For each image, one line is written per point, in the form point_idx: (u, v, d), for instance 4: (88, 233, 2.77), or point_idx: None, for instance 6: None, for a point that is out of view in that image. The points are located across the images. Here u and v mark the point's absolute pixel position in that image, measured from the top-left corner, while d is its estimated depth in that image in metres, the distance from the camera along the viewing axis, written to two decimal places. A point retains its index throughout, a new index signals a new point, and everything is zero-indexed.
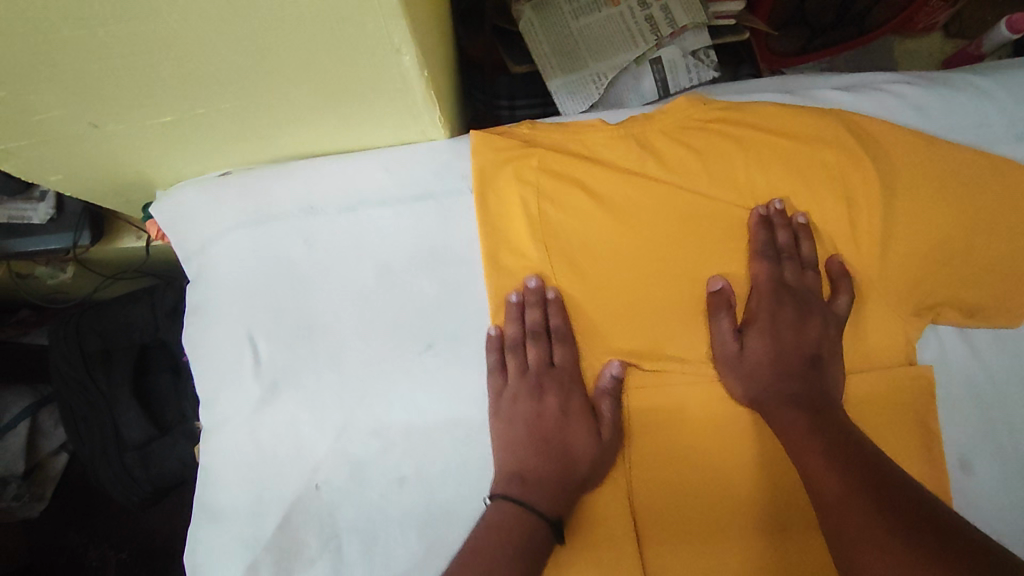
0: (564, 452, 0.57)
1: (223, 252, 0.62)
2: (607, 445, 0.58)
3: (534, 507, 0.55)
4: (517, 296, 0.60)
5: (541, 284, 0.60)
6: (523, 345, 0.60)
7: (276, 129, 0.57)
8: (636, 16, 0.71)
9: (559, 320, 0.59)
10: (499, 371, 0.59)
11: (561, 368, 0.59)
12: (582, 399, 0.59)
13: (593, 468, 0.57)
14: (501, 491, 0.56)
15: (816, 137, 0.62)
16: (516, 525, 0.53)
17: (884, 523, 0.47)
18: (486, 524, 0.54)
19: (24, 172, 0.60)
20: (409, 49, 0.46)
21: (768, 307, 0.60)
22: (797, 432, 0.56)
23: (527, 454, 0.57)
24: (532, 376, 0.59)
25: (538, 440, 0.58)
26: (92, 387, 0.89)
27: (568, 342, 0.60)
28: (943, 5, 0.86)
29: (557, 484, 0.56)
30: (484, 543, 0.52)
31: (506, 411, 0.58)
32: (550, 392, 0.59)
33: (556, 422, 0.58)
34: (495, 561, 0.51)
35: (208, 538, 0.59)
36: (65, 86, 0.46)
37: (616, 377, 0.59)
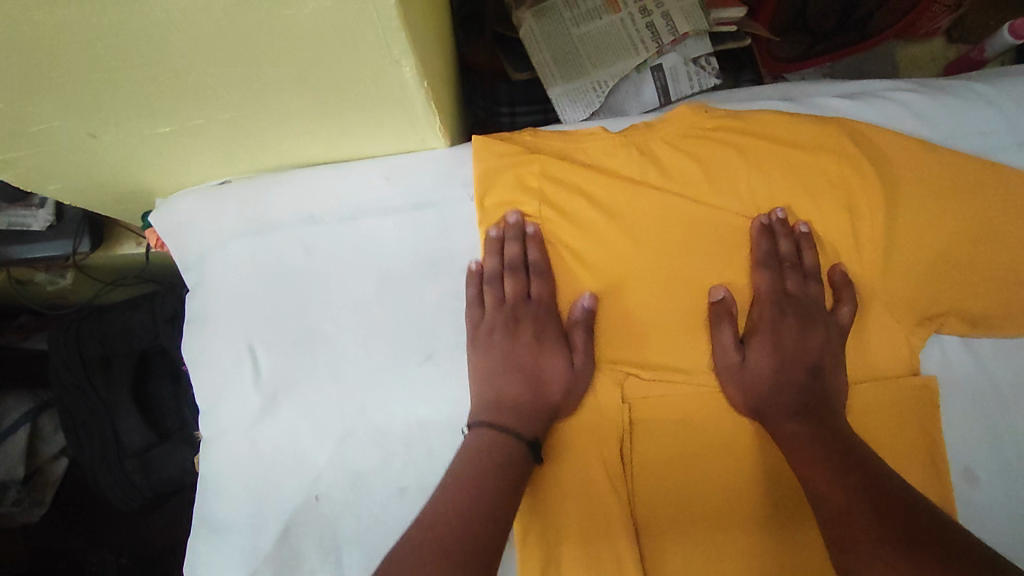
0: (538, 379, 0.59)
1: (223, 262, 0.62)
2: (579, 371, 0.59)
3: (513, 430, 0.55)
4: (497, 232, 0.61)
5: (520, 219, 0.61)
6: (501, 278, 0.61)
7: (276, 138, 0.57)
8: (637, 23, 0.71)
9: (537, 254, 0.61)
10: (477, 306, 0.60)
11: (537, 301, 0.61)
12: (557, 329, 0.60)
13: (565, 396, 0.58)
14: (480, 419, 0.56)
15: (818, 147, 0.62)
16: (495, 445, 0.54)
17: (886, 536, 0.47)
18: (467, 450, 0.55)
19: (23, 182, 0.59)
20: (408, 60, 0.45)
21: (769, 318, 0.60)
22: (800, 443, 0.55)
23: (503, 383, 0.58)
24: (508, 308, 0.60)
25: (513, 368, 0.59)
26: (91, 393, 0.89)
27: (545, 276, 0.61)
28: (945, 10, 0.86)
29: (532, 412, 0.57)
30: (467, 466, 0.53)
31: (482, 342, 0.59)
32: (525, 323, 0.60)
33: (531, 353, 0.60)
34: (482, 480, 0.52)
35: (209, 550, 0.58)
36: (64, 98, 0.46)
37: (588, 310, 0.60)
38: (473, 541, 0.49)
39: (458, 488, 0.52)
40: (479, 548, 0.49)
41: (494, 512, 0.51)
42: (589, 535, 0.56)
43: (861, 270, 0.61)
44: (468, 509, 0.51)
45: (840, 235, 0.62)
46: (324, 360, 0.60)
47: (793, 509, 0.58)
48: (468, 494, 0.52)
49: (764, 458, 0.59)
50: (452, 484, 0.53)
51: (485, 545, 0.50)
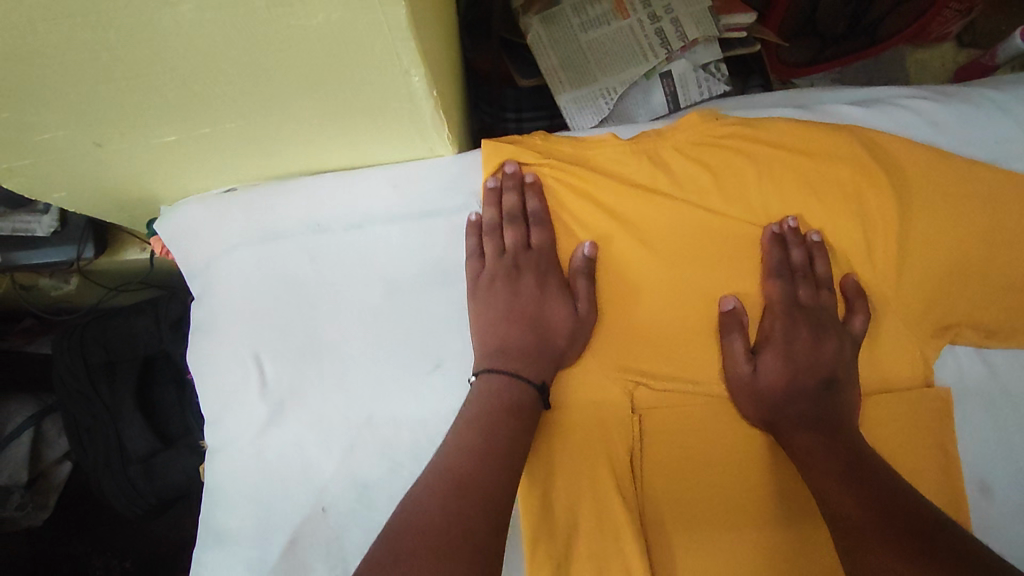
0: (542, 325, 0.58)
1: (229, 271, 0.61)
2: (584, 319, 0.59)
3: (520, 375, 0.56)
4: (495, 181, 0.61)
5: (518, 169, 0.61)
6: (500, 228, 0.60)
7: (283, 147, 0.57)
8: (646, 28, 0.70)
9: (536, 202, 0.60)
10: (477, 257, 0.60)
11: (538, 250, 0.60)
12: (559, 279, 0.60)
13: (570, 342, 0.58)
14: (487, 366, 0.56)
15: (831, 155, 0.61)
16: (507, 389, 0.55)
17: (901, 550, 0.46)
18: (476, 396, 0.55)
19: (27, 190, 0.59)
20: (418, 69, 0.45)
21: (782, 327, 0.59)
22: (814, 455, 0.54)
23: (507, 331, 0.58)
24: (509, 257, 0.59)
25: (517, 316, 0.58)
26: (96, 399, 0.88)
27: (545, 224, 0.60)
28: (956, 14, 0.86)
29: (538, 357, 0.57)
30: (477, 413, 0.53)
31: (485, 291, 0.59)
32: (526, 272, 0.60)
33: (533, 301, 0.59)
34: (494, 427, 0.53)
35: (214, 561, 0.57)
36: (69, 107, 0.45)
37: (588, 257, 0.59)
38: (488, 486, 0.50)
39: (472, 436, 0.52)
40: (495, 492, 0.50)
41: (507, 455, 0.52)
42: (599, 547, 0.55)
43: (874, 279, 0.61)
44: (481, 454, 0.51)
45: (853, 243, 0.61)
46: (331, 369, 0.59)
47: (805, 521, 0.57)
48: (480, 440, 0.52)
49: (776, 470, 0.58)
50: (466, 430, 0.53)
51: (502, 489, 0.50)
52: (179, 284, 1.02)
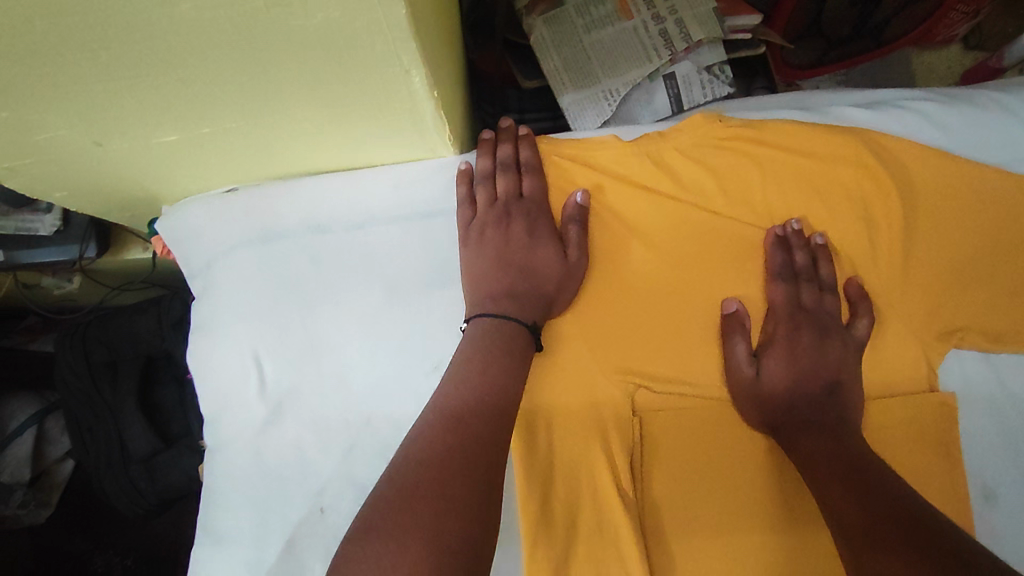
0: (531, 272, 0.58)
1: (229, 271, 0.61)
2: (574, 265, 0.58)
3: (511, 317, 0.55)
4: (491, 135, 0.62)
5: (513, 124, 0.62)
6: (493, 177, 0.61)
7: (284, 147, 0.56)
8: (650, 30, 0.69)
9: (529, 151, 0.61)
10: (469, 205, 0.60)
11: (530, 198, 0.60)
12: (550, 227, 0.59)
13: (559, 290, 0.58)
14: (478, 311, 0.56)
15: (835, 158, 0.61)
16: (497, 328, 0.55)
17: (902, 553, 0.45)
18: (468, 337, 0.55)
19: (28, 190, 0.59)
20: (418, 69, 0.45)
21: (785, 331, 0.59)
22: (818, 461, 0.54)
23: (497, 277, 0.57)
24: (500, 205, 0.59)
25: (507, 262, 0.58)
26: (98, 400, 0.89)
27: (537, 172, 0.60)
28: (964, 16, 0.84)
29: (529, 300, 0.57)
30: (470, 351, 0.54)
31: (476, 238, 0.59)
32: (518, 219, 0.59)
33: (523, 247, 0.58)
34: (484, 363, 0.53)
35: (212, 559, 0.57)
36: (68, 107, 0.45)
37: (580, 205, 0.59)
38: (486, 417, 0.50)
39: (465, 370, 0.52)
40: (493, 422, 0.50)
41: (502, 390, 0.52)
42: (601, 555, 0.55)
43: (876, 284, 0.60)
44: (478, 387, 0.51)
45: (858, 246, 0.61)
46: (331, 368, 0.59)
47: (810, 529, 0.56)
48: (475, 374, 0.52)
49: (779, 474, 0.58)
50: (461, 364, 0.53)
51: (498, 417, 0.50)
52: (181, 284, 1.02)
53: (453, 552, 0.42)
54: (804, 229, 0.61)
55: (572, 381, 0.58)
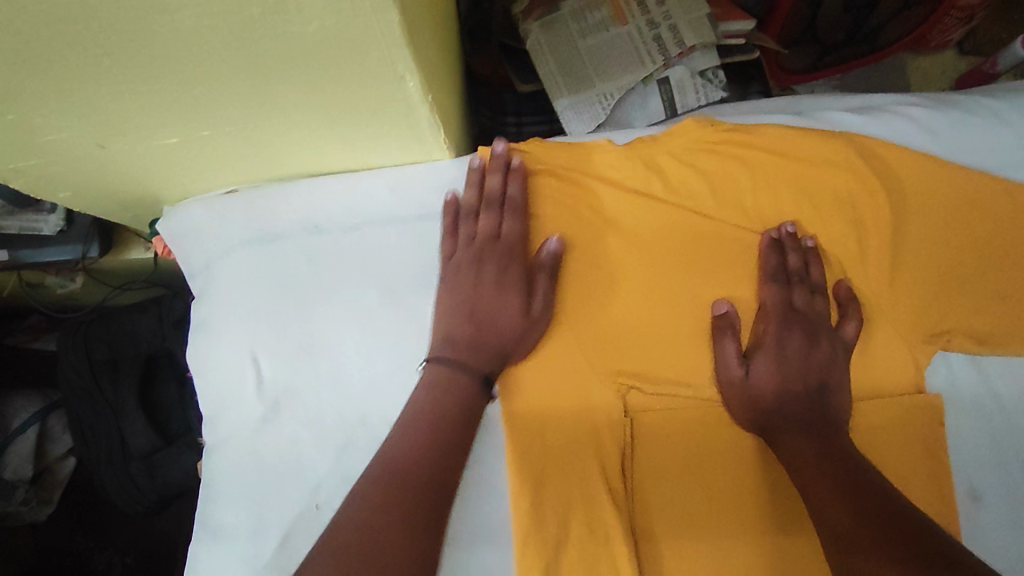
0: (490, 322, 0.58)
1: (229, 270, 0.62)
2: (536, 317, 0.58)
3: (466, 368, 0.56)
4: (481, 164, 0.62)
5: (507, 152, 0.61)
6: (476, 214, 0.61)
7: (282, 150, 0.57)
8: (644, 35, 0.70)
9: (517, 188, 0.61)
10: (451, 235, 0.61)
11: (506, 240, 0.60)
12: (521, 271, 0.59)
13: (518, 340, 0.58)
14: (437, 355, 0.57)
15: (825, 162, 0.62)
16: (450, 380, 0.56)
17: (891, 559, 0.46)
18: (424, 385, 0.56)
19: (33, 190, 0.60)
20: (413, 75, 0.46)
21: (776, 332, 0.59)
22: (805, 461, 0.54)
23: (460, 320, 0.58)
24: (476, 244, 0.60)
25: (468, 309, 0.58)
26: (98, 397, 0.90)
27: (520, 213, 0.60)
28: (957, 22, 0.86)
29: (486, 349, 0.57)
30: (423, 402, 0.55)
31: (450, 276, 0.60)
32: (489, 261, 0.60)
33: (488, 294, 0.59)
34: (433, 416, 0.55)
35: (209, 555, 0.58)
36: (72, 110, 0.47)
37: (552, 252, 0.59)
38: (430, 473, 0.53)
39: (415, 423, 0.54)
40: (436, 478, 0.53)
41: (447, 446, 0.54)
42: (592, 554, 0.55)
43: (865, 286, 0.61)
44: (429, 440, 0.54)
45: (848, 248, 0.61)
46: (327, 368, 0.60)
47: (798, 529, 0.57)
48: (423, 428, 0.54)
49: (769, 476, 0.58)
50: (411, 416, 0.55)
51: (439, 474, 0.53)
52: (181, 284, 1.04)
53: None
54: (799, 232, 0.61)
55: (562, 381, 0.58)
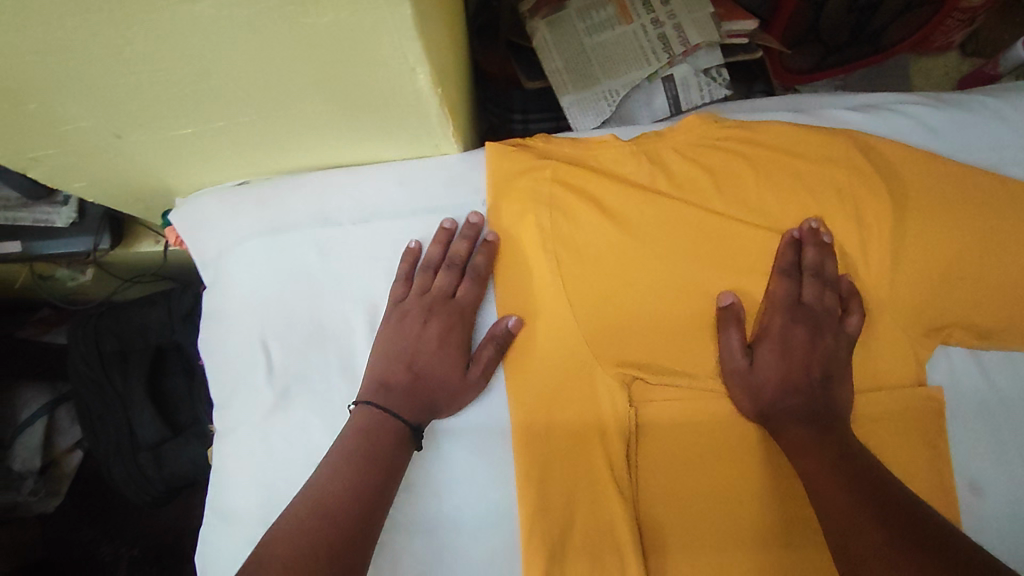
0: (426, 376, 0.59)
1: (241, 260, 0.64)
2: (468, 383, 0.59)
3: (397, 413, 0.56)
4: (452, 224, 0.63)
5: (479, 223, 0.63)
6: (435, 269, 0.62)
7: (294, 142, 0.59)
8: (649, 33, 0.71)
9: (483, 260, 0.62)
10: (404, 282, 0.62)
11: (458, 303, 0.61)
12: (464, 338, 0.60)
13: (450, 401, 0.59)
14: (367, 399, 0.57)
15: (827, 158, 0.63)
16: (380, 427, 0.55)
17: (892, 545, 0.46)
18: (353, 427, 0.55)
19: (50, 179, 0.61)
20: (423, 68, 0.47)
21: (781, 322, 0.60)
22: (805, 450, 0.55)
23: (394, 369, 0.59)
24: (428, 297, 0.61)
25: (405, 359, 0.59)
26: (108, 388, 0.91)
27: (480, 282, 0.62)
28: (959, 24, 0.87)
29: (419, 399, 0.58)
30: (354, 446, 0.54)
31: (394, 322, 0.60)
32: (437, 317, 0.60)
33: (429, 349, 0.59)
34: (362, 460, 0.53)
35: (219, 539, 0.59)
36: (92, 99, 0.48)
37: (507, 330, 0.60)
38: (351, 526, 0.50)
39: (344, 466, 0.53)
40: (361, 524, 0.51)
41: (376, 491, 0.53)
42: (595, 540, 0.57)
43: (866, 281, 0.62)
44: (356, 488, 0.52)
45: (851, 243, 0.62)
46: (338, 356, 0.61)
47: (799, 519, 0.58)
48: (354, 470, 0.53)
49: (772, 466, 0.59)
50: (338, 461, 0.53)
51: (370, 517, 0.51)
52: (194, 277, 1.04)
53: None
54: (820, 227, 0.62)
55: (567, 371, 0.60)
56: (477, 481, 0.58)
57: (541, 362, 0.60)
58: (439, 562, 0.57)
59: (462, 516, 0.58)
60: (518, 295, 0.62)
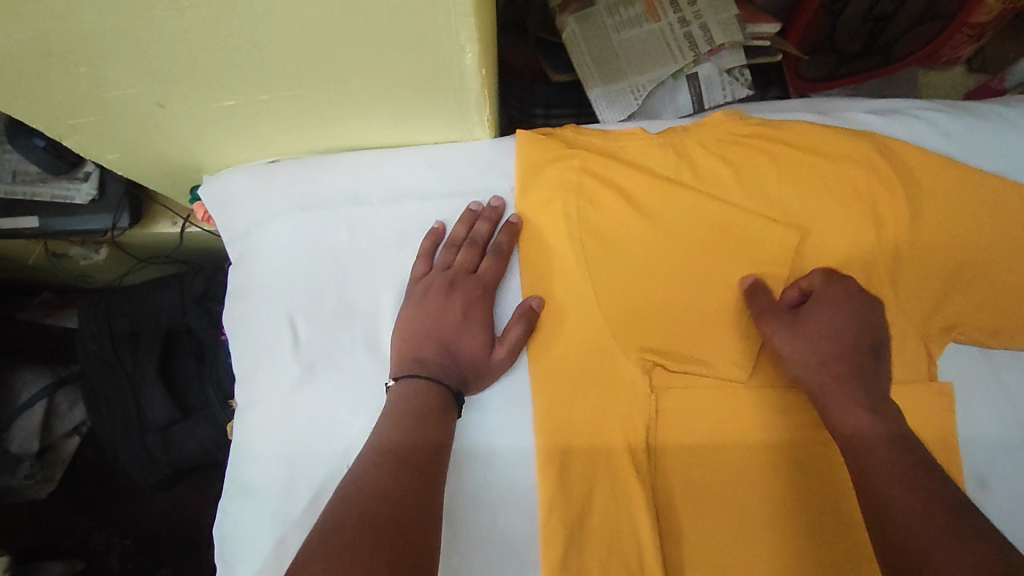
0: (454, 351, 0.59)
1: (271, 235, 0.64)
2: (494, 362, 0.59)
3: (442, 380, 0.57)
4: (477, 206, 0.65)
5: (502, 204, 0.65)
6: (458, 246, 0.63)
7: (332, 119, 0.60)
8: (676, 31, 0.74)
9: (505, 237, 0.63)
10: (425, 260, 0.63)
11: (480, 278, 0.62)
12: (487, 313, 0.61)
13: (477, 376, 0.59)
14: (409, 372, 0.57)
15: (847, 159, 0.65)
16: (426, 394, 0.56)
17: (920, 514, 0.47)
18: (400, 395, 0.56)
19: (84, 149, 0.62)
20: (472, 46, 0.48)
21: (840, 286, 0.60)
22: (848, 402, 0.56)
23: (425, 344, 0.59)
24: (450, 273, 0.62)
25: (434, 334, 0.60)
26: (118, 367, 0.90)
27: (502, 258, 0.63)
28: (968, 40, 0.89)
29: (454, 371, 0.58)
30: (406, 410, 0.55)
31: (418, 296, 0.61)
32: (459, 292, 0.61)
33: (453, 325, 0.60)
34: (422, 413, 0.55)
35: (239, 512, 0.59)
36: (143, 66, 0.49)
37: (533, 309, 0.61)
38: (423, 468, 0.51)
39: (405, 420, 0.54)
40: (428, 470, 0.52)
41: (438, 446, 0.54)
42: (613, 522, 0.57)
43: (885, 275, 0.63)
44: (421, 439, 0.53)
45: (874, 237, 0.63)
46: (363, 331, 0.62)
47: (819, 507, 0.59)
48: (412, 425, 0.54)
49: (788, 457, 0.60)
50: (394, 419, 0.54)
51: (435, 465, 0.53)
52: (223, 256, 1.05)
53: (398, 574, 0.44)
54: (841, 228, 0.63)
55: (591, 354, 0.60)
56: (498, 460, 0.59)
57: (566, 344, 0.61)
58: (456, 539, 0.57)
59: (482, 495, 0.58)
60: (544, 279, 0.63)
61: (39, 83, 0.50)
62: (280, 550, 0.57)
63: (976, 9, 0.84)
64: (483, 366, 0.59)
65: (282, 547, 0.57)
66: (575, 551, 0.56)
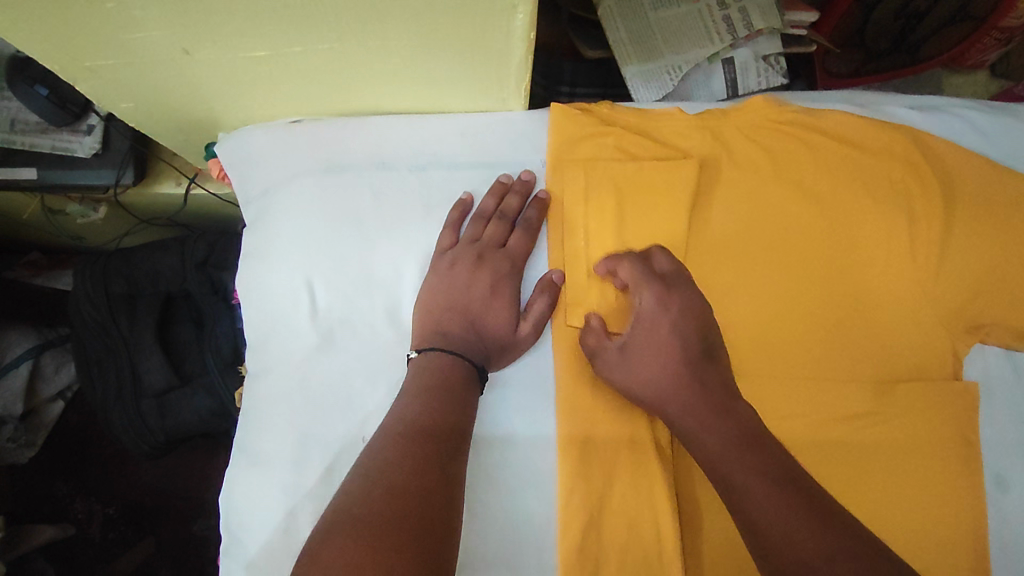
0: (480, 325, 0.58)
1: (292, 199, 0.62)
2: (519, 337, 0.58)
3: (466, 356, 0.55)
4: (506, 179, 0.63)
5: (532, 180, 0.63)
6: (487, 219, 0.61)
7: (363, 77, 0.57)
8: (714, 14, 0.73)
9: (534, 213, 0.61)
10: (452, 232, 0.61)
11: (508, 252, 0.61)
12: (514, 289, 0.60)
13: (500, 352, 0.58)
14: (431, 345, 0.56)
15: (885, 153, 0.64)
16: (446, 368, 0.54)
17: (784, 515, 0.46)
18: (422, 366, 0.54)
19: (98, 94, 0.59)
20: (525, 6, 0.46)
21: (648, 298, 0.56)
22: (691, 396, 0.52)
23: (448, 318, 0.58)
24: (477, 245, 0.60)
25: (459, 308, 0.58)
26: (113, 332, 0.87)
27: (530, 234, 0.61)
28: (994, 44, 0.90)
29: (476, 345, 0.57)
30: (431, 382, 0.53)
31: (445, 269, 0.60)
32: (486, 266, 0.59)
33: (480, 298, 0.59)
34: (450, 385, 0.53)
35: (246, 481, 0.57)
36: (174, 6, 0.46)
37: (554, 283, 0.60)
38: (449, 445, 0.50)
39: (429, 394, 0.52)
40: (453, 446, 0.50)
41: (460, 421, 0.52)
42: (634, 510, 0.55)
43: (833, 277, 0.61)
44: (446, 413, 0.51)
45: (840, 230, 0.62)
46: (384, 300, 0.60)
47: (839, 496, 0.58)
48: (436, 397, 0.52)
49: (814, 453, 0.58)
50: (416, 394, 0.52)
51: (461, 439, 0.51)
52: (235, 221, 1.03)
53: (427, 552, 0.42)
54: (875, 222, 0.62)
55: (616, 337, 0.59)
56: (518, 439, 0.57)
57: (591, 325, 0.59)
58: (471, 517, 0.55)
59: (501, 474, 0.56)
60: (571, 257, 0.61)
61: (58, 18, 0.47)
62: (291, 523, 0.55)
63: (1008, 12, 0.84)
64: (509, 342, 0.58)
65: (292, 520, 0.55)
66: (592, 537, 0.55)
